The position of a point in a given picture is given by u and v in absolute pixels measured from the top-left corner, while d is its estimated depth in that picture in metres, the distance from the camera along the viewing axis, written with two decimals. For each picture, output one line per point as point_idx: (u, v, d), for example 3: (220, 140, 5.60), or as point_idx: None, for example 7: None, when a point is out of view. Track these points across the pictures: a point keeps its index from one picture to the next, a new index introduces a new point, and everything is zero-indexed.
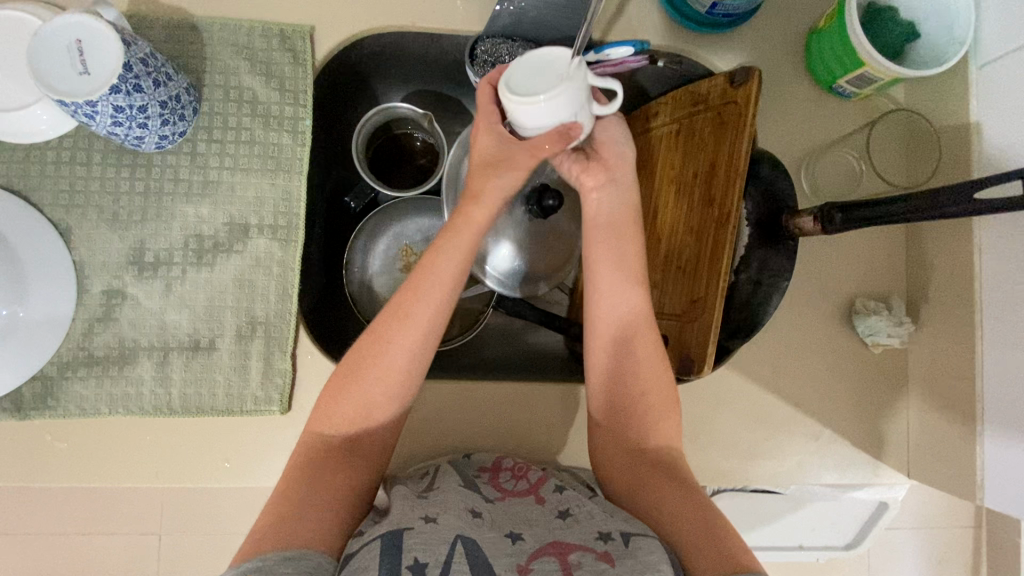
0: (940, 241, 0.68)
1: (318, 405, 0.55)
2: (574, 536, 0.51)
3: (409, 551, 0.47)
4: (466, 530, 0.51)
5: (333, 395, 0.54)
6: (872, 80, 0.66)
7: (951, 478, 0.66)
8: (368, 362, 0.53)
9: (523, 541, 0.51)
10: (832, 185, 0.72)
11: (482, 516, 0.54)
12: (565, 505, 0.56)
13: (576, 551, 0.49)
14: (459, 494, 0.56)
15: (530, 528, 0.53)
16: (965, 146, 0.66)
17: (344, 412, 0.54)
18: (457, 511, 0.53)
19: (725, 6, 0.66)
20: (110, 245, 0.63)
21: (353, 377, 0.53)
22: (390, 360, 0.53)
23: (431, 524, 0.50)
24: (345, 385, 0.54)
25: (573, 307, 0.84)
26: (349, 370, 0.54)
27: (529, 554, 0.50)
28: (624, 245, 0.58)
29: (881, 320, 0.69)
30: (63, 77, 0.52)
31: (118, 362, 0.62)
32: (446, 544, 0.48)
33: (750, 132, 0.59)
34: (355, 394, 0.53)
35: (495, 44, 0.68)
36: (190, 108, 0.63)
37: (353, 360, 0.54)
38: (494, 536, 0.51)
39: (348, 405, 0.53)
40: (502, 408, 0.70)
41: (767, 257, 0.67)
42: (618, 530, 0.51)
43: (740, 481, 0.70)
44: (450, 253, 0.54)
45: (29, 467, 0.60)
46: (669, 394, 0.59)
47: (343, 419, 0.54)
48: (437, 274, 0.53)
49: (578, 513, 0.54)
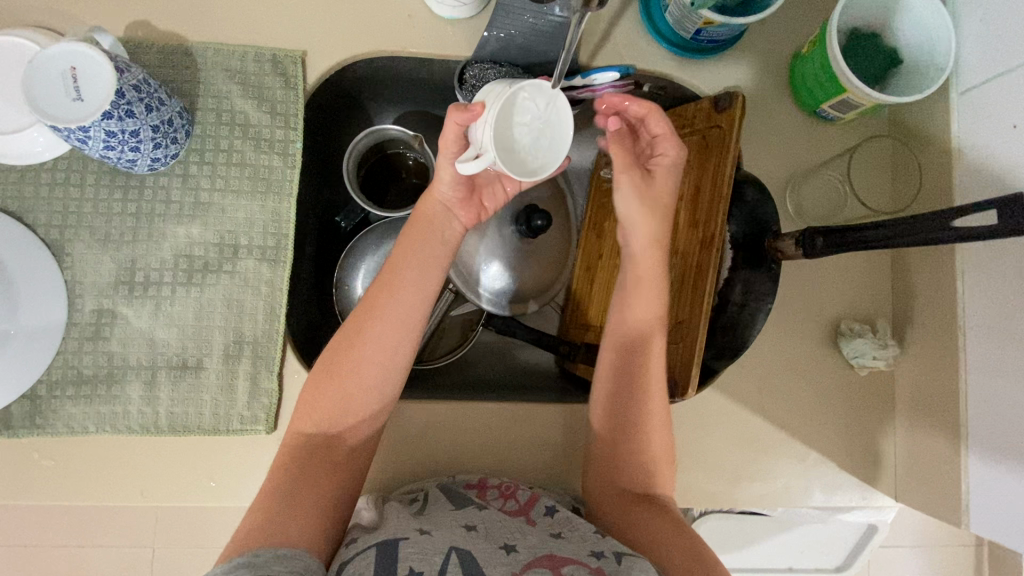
0: (925, 265, 0.69)
1: (299, 405, 0.57)
2: (567, 551, 0.53)
3: (404, 560, 0.49)
4: (459, 542, 0.53)
5: (313, 392, 0.57)
6: (853, 106, 0.67)
7: (939, 502, 0.66)
8: (345, 354, 0.57)
9: (517, 552, 0.53)
10: (817, 209, 0.73)
11: (475, 530, 0.56)
12: (556, 526, 0.57)
13: (568, 564, 0.51)
14: (451, 514, 0.58)
15: (524, 539, 0.55)
16: (947, 173, 0.66)
17: (325, 410, 0.56)
18: (450, 527, 0.55)
19: (709, 33, 0.67)
20: (101, 264, 0.64)
21: (332, 374, 0.57)
22: (364, 353, 0.57)
23: (425, 536, 0.53)
24: (322, 382, 0.57)
25: (563, 327, 0.88)
26: (327, 364, 0.58)
27: (524, 563, 0.51)
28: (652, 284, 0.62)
29: (866, 343, 0.69)
30: (56, 103, 0.53)
31: (106, 381, 0.63)
32: (441, 554, 0.51)
33: (733, 153, 0.63)
34: (336, 390, 0.56)
35: (483, 69, 0.70)
36: (183, 131, 0.64)
37: (330, 356, 0.58)
38: (489, 548, 0.53)
39: (326, 403, 0.56)
40: (487, 429, 0.70)
41: (751, 278, 0.68)
42: (611, 549, 0.53)
43: (726, 503, 0.70)
44: (421, 248, 0.60)
45: (19, 484, 0.61)
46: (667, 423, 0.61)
47: (318, 418, 0.56)
48: (401, 283, 0.58)
49: (570, 535, 0.56)
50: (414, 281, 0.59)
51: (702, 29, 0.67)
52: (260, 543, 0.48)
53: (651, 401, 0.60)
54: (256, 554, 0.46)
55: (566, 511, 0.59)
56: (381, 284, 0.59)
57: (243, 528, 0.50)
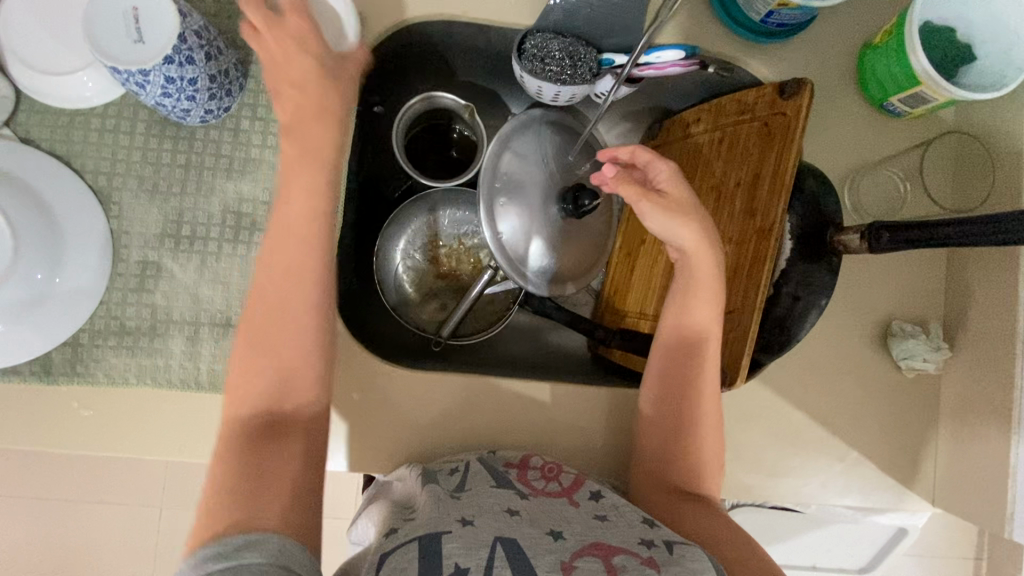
0: (984, 269, 0.67)
1: (229, 390, 0.53)
2: (615, 539, 0.53)
3: (449, 556, 0.48)
4: (505, 531, 0.52)
5: (241, 376, 0.53)
6: (925, 100, 0.65)
7: (979, 510, 0.65)
8: (267, 330, 0.54)
9: (565, 539, 0.52)
10: (876, 205, 0.71)
11: (519, 514, 0.55)
12: (602, 510, 0.57)
13: (621, 554, 0.51)
14: (492, 495, 0.57)
15: (569, 526, 0.54)
16: (1019, 172, 0.64)
17: (255, 389, 0.53)
18: (492, 513, 0.54)
19: (781, 15, 0.65)
20: (148, 214, 0.63)
21: (255, 354, 0.53)
22: (280, 326, 0.54)
23: (468, 528, 0.52)
24: (249, 360, 0.53)
25: (600, 310, 0.88)
26: (250, 347, 0.53)
27: (572, 551, 0.51)
28: (706, 292, 0.63)
29: (918, 344, 0.68)
30: (116, 43, 0.52)
31: (149, 334, 0.62)
32: (486, 547, 0.49)
33: (799, 144, 0.62)
34: (268, 367, 0.53)
35: (545, 40, 0.68)
36: (237, 83, 0.62)
37: (253, 342, 0.53)
38: (536, 533, 0.52)
39: (256, 382, 0.53)
40: (527, 408, 0.69)
41: (809, 273, 0.66)
42: (661, 538, 0.53)
43: (762, 497, 0.69)
44: (301, 188, 0.55)
45: (56, 432, 0.61)
46: (717, 436, 0.63)
47: (252, 399, 0.53)
48: (299, 248, 0.54)
49: (615, 519, 0.56)
50: (304, 243, 0.55)
51: (775, 10, 0.65)
52: (241, 527, 0.45)
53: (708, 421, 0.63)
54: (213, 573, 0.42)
55: (612, 497, 0.59)
56: (280, 241, 0.54)
57: (211, 516, 0.46)
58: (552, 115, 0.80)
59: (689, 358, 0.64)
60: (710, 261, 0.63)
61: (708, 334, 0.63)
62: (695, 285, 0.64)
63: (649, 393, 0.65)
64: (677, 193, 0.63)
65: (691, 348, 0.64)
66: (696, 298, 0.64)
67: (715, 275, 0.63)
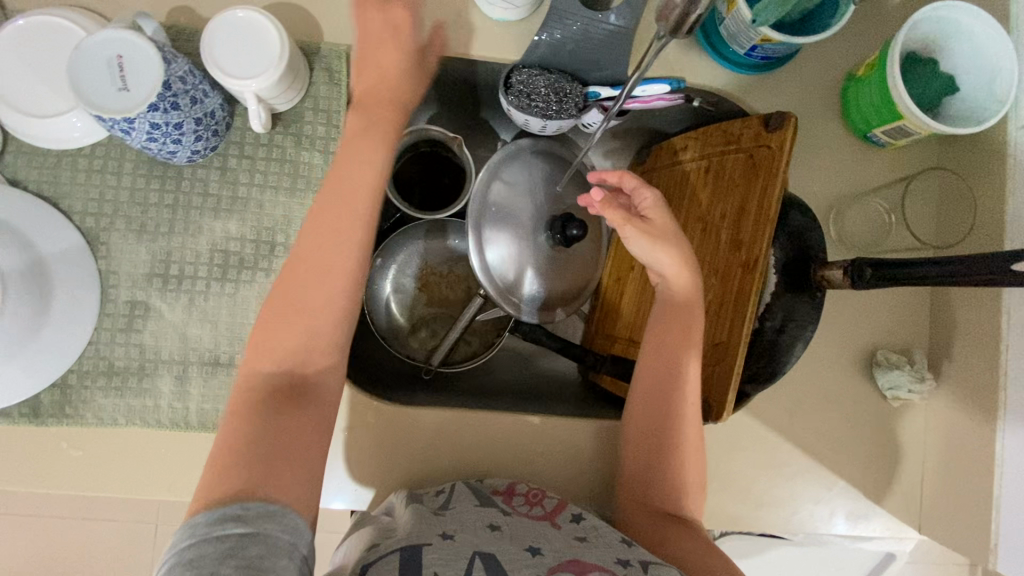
0: (968, 299, 0.68)
1: (252, 344, 0.54)
2: (592, 557, 0.54)
3: (428, 566, 0.49)
4: (484, 546, 0.53)
5: (268, 331, 0.53)
6: (908, 133, 0.66)
7: (965, 539, 0.65)
8: (307, 284, 0.54)
9: (543, 555, 0.53)
10: (861, 236, 0.71)
11: (500, 530, 0.56)
12: (582, 532, 0.58)
13: (596, 571, 0.51)
14: (477, 513, 0.58)
15: (549, 542, 0.55)
16: (1000, 208, 0.65)
17: (284, 345, 0.53)
18: (474, 529, 0.55)
19: (765, 49, 0.66)
20: (136, 254, 0.63)
21: (289, 310, 0.53)
22: (322, 281, 0.54)
23: (448, 542, 0.52)
24: (284, 315, 0.53)
25: (590, 336, 0.88)
26: (288, 302, 0.54)
27: (549, 567, 0.52)
28: (692, 311, 0.64)
29: (903, 375, 0.69)
30: (101, 92, 0.52)
31: (137, 374, 0.62)
32: (465, 560, 0.50)
33: (782, 177, 0.62)
34: (302, 324, 0.54)
35: (531, 75, 0.68)
36: (224, 124, 0.62)
37: (291, 296, 0.54)
38: (514, 549, 0.53)
39: (287, 335, 0.53)
40: (516, 439, 0.69)
41: (793, 305, 0.66)
42: (637, 559, 0.54)
43: (750, 528, 0.69)
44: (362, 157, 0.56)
45: (45, 475, 0.61)
46: (699, 464, 0.64)
47: (277, 355, 0.53)
48: (354, 213, 0.55)
49: (594, 539, 0.57)
50: (353, 205, 0.55)
51: (758, 45, 0.65)
52: (242, 495, 0.44)
53: (691, 451, 0.63)
54: (231, 537, 0.42)
55: (593, 519, 0.59)
56: (334, 201, 0.55)
57: (224, 475, 0.45)
58: (541, 144, 0.80)
59: (676, 372, 0.63)
60: (691, 282, 0.64)
61: (693, 349, 0.63)
62: (676, 304, 0.65)
63: (635, 415, 0.65)
64: (660, 219, 0.64)
65: (676, 358, 0.63)
66: (679, 314, 0.64)
67: (695, 296, 0.64)
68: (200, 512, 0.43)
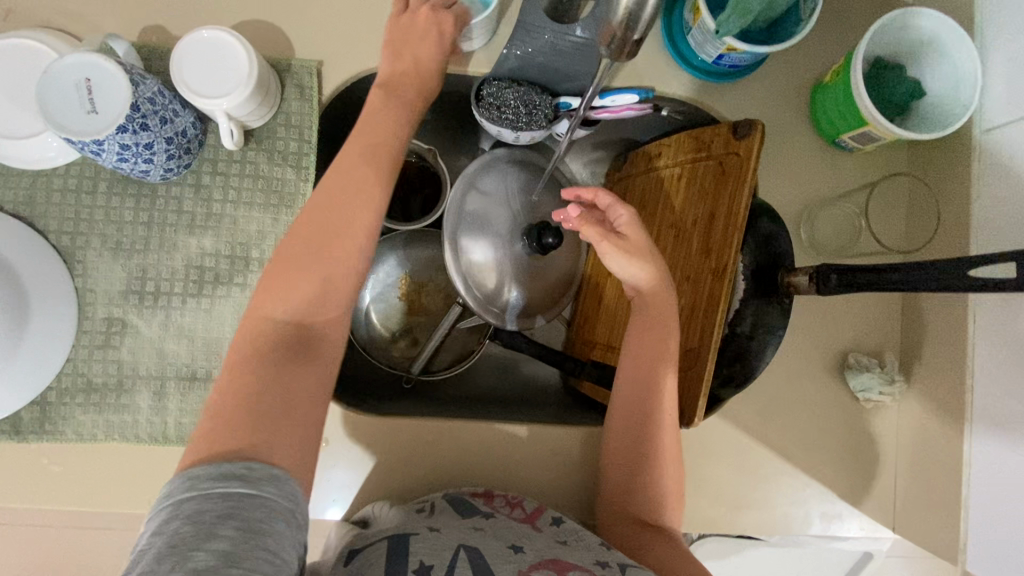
0: (937, 301, 0.69)
1: (262, 289, 0.52)
2: (574, 558, 0.54)
3: (414, 553, 0.50)
4: (468, 540, 0.53)
5: (278, 278, 0.52)
6: (875, 138, 0.67)
7: (937, 538, 0.66)
8: (319, 239, 0.53)
9: (524, 553, 0.53)
10: (831, 241, 0.72)
11: (483, 530, 0.56)
12: (562, 536, 0.58)
13: (576, 569, 0.52)
14: (461, 517, 0.58)
15: (531, 543, 0.56)
16: (965, 212, 0.66)
17: (295, 293, 0.52)
18: (460, 527, 0.56)
19: (732, 58, 0.66)
20: (112, 272, 0.64)
21: (297, 267, 0.53)
22: (336, 240, 0.54)
23: (434, 533, 0.54)
24: (289, 272, 0.52)
25: (569, 342, 0.89)
26: (299, 257, 0.53)
27: (530, 563, 0.52)
28: (666, 325, 0.64)
29: (872, 377, 0.70)
30: (71, 116, 0.53)
31: (116, 390, 0.63)
32: (450, 550, 0.51)
33: (750, 186, 0.63)
34: (308, 284, 0.52)
35: (501, 88, 0.69)
36: (196, 142, 0.63)
37: (299, 255, 0.53)
38: (498, 546, 0.54)
39: (300, 287, 0.52)
40: (493, 447, 0.70)
41: (761, 310, 0.68)
42: (616, 560, 0.55)
43: (726, 531, 0.70)
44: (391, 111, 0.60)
45: (25, 491, 0.62)
46: (677, 472, 0.64)
47: (288, 304, 0.52)
48: (368, 177, 0.56)
49: (574, 543, 0.57)
50: (373, 166, 0.56)
51: (725, 54, 0.66)
52: (244, 453, 0.43)
53: (665, 458, 0.63)
54: (232, 497, 0.41)
55: (573, 524, 0.60)
56: (349, 168, 0.55)
57: (228, 427, 0.45)
58: (516, 153, 0.81)
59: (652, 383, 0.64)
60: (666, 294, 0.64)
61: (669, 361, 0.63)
62: (651, 316, 0.65)
63: (613, 421, 0.66)
64: (634, 234, 0.64)
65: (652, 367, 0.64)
66: (654, 325, 0.64)
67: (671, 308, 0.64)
68: (201, 467, 0.42)
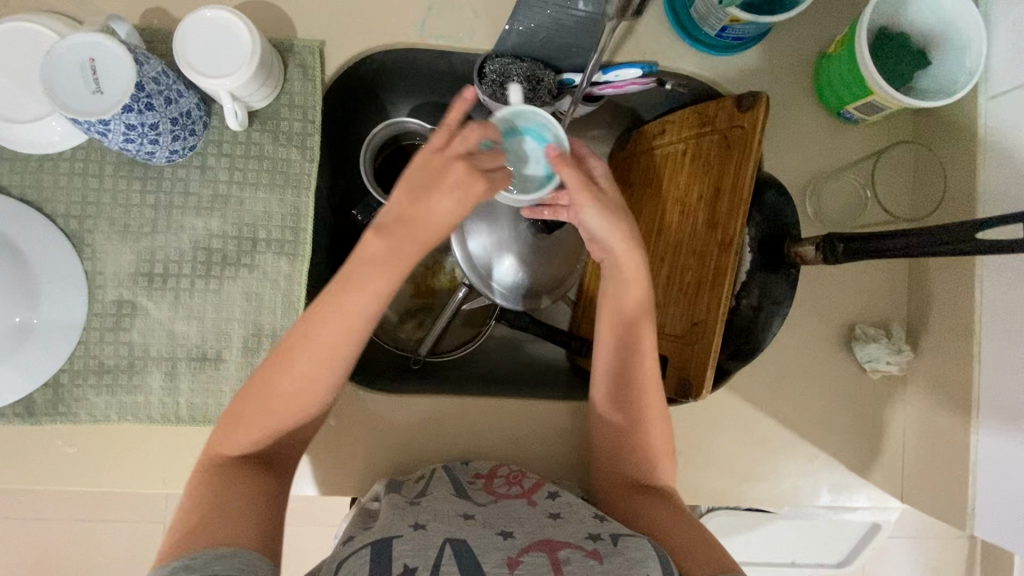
0: (942, 271, 0.69)
1: (227, 422, 0.55)
2: (563, 535, 0.55)
3: (398, 559, 0.49)
4: (455, 534, 0.53)
5: (246, 411, 0.55)
6: (879, 108, 0.67)
7: (943, 506, 0.67)
8: (285, 373, 0.54)
9: (514, 538, 0.54)
10: (836, 213, 0.72)
11: (473, 518, 0.56)
12: (556, 508, 0.59)
13: (565, 549, 0.53)
14: (449, 502, 0.58)
15: (521, 525, 0.56)
16: (971, 180, 0.66)
17: (262, 425, 0.55)
18: (447, 517, 0.56)
19: (735, 30, 0.66)
20: (121, 255, 0.64)
21: (266, 392, 0.54)
22: (302, 368, 0.54)
23: (420, 532, 0.53)
24: (261, 404, 0.54)
25: (575, 322, 0.89)
26: (267, 383, 0.54)
27: (520, 547, 0.53)
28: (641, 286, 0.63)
29: (879, 348, 0.70)
30: (74, 94, 0.53)
31: (127, 371, 0.63)
32: (435, 548, 0.51)
33: (755, 156, 0.63)
34: (280, 410, 0.55)
35: (504, 64, 0.69)
36: (201, 122, 0.63)
37: (268, 378, 0.54)
38: (486, 534, 0.54)
39: (265, 422, 0.55)
40: (502, 424, 0.71)
41: (767, 283, 0.68)
42: (608, 531, 0.55)
43: (734, 502, 0.71)
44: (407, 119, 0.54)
45: (41, 471, 0.62)
46: (665, 438, 0.64)
47: (247, 438, 0.55)
48: (360, 287, 0.53)
49: (566, 515, 0.58)
50: (372, 278, 0.53)
51: (728, 26, 0.66)
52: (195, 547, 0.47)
53: (654, 423, 0.64)
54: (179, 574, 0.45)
55: (568, 495, 0.61)
56: (343, 281, 0.53)
57: (181, 528, 0.49)
58: None
59: (630, 347, 0.64)
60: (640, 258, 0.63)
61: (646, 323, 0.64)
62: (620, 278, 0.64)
63: (600, 392, 0.66)
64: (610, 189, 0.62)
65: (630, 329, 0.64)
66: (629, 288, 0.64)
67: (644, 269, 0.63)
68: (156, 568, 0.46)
